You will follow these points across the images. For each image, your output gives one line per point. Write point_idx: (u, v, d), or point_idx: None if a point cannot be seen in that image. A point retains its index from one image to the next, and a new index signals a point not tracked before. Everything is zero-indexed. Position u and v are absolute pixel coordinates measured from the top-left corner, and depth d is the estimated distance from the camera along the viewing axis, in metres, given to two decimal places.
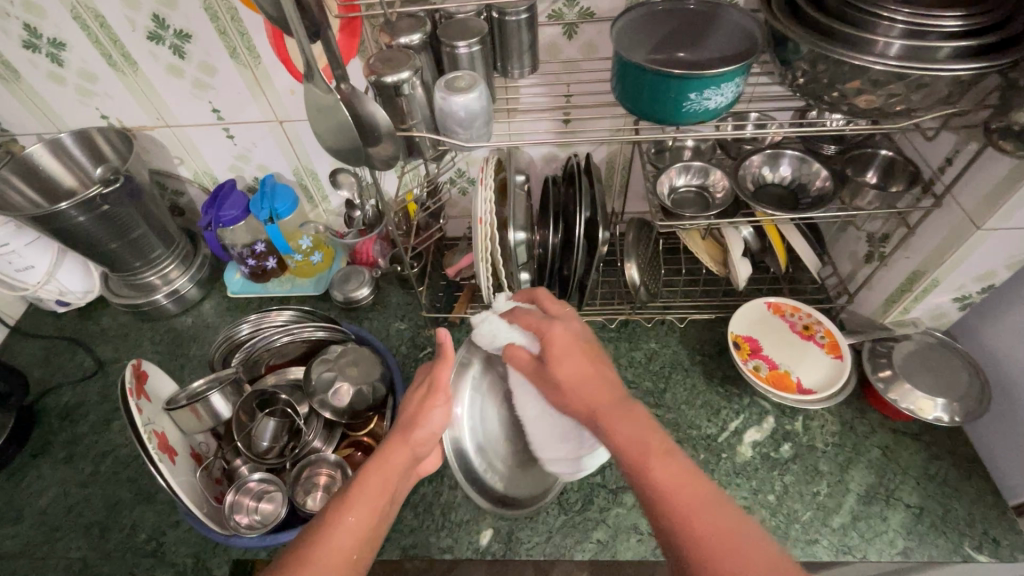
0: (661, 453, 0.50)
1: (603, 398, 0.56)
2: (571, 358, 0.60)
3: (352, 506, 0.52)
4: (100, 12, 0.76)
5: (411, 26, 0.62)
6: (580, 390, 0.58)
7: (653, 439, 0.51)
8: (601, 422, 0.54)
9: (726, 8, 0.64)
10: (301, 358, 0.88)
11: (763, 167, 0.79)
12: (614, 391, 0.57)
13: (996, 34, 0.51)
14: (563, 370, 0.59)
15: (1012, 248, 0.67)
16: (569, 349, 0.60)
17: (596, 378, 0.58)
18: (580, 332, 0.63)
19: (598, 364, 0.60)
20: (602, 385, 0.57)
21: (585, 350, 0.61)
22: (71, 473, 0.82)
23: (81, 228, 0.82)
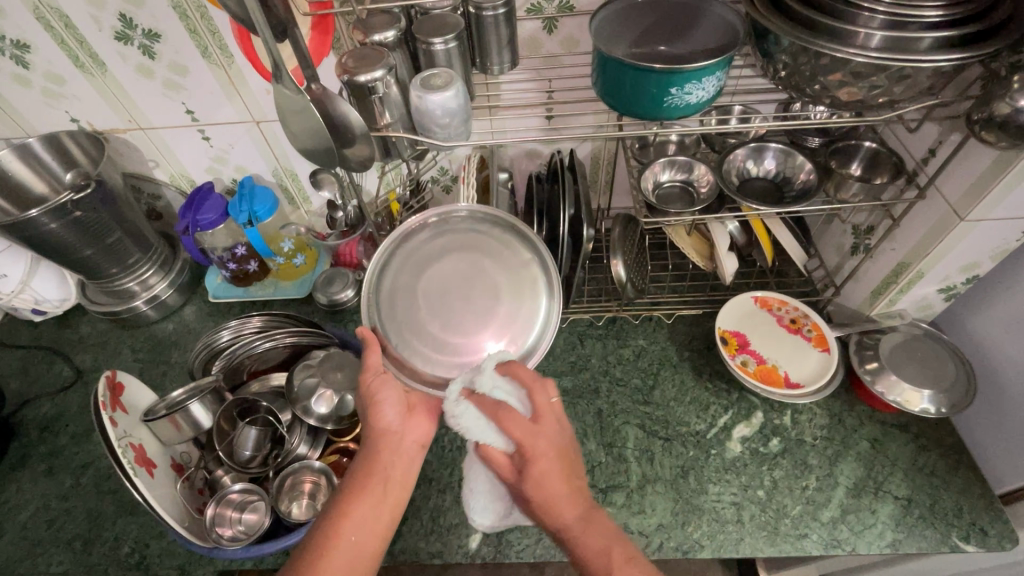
0: (626, 564, 0.51)
1: (574, 514, 0.54)
2: (553, 474, 0.54)
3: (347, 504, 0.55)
4: (65, 12, 0.74)
5: (385, 22, 0.60)
6: (552, 508, 0.54)
7: (618, 554, 0.51)
8: (567, 541, 0.53)
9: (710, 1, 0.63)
10: (284, 364, 0.86)
11: (747, 161, 0.79)
12: (581, 503, 0.55)
13: (978, 24, 0.50)
14: (546, 495, 0.54)
15: (996, 239, 0.66)
16: (553, 463, 0.55)
17: (574, 493, 0.55)
18: (563, 434, 0.57)
19: (574, 472, 0.56)
20: (575, 500, 0.54)
21: (565, 463, 0.56)
22: (51, 486, 0.80)
23: (54, 235, 0.80)
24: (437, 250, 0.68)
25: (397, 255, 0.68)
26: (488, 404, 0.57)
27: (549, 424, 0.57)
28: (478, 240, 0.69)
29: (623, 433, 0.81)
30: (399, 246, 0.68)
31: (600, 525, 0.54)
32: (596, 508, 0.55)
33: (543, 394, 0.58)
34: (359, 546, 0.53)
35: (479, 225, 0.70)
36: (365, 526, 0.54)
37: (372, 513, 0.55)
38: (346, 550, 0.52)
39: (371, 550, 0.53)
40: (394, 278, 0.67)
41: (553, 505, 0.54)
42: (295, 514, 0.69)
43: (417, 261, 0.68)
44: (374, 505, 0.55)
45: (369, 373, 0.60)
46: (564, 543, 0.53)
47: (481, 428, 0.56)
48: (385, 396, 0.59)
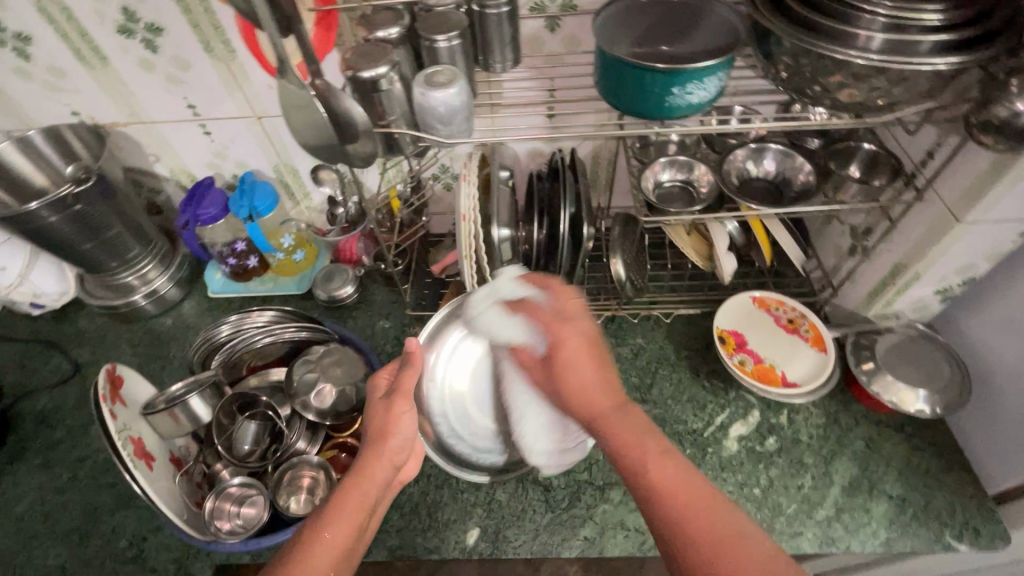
0: (659, 454, 0.51)
1: (604, 402, 0.56)
2: (579, 359, 0.58)
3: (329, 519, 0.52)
4: (67, 5, 0.74)
5: (389, 19, 0.60)
6: (580, 394, 0.56)
7: (648, 441, 0.52)
8: (601, 427, 0.55)
9: (715, 2, 0.63)
10: (283, 359, 0.86)
11: (746, 161, 0.79)
12: (613, 395, 0.56)
13: (976, 29, 0.51)
14: (568, 371, 0.58)
15: (992, 241, 0.67)
16: (577, 350, 0.59)
17: (601, 378, 0.57)
18: (590, 325, 0.61)
19: (602, 360, 0.59)
20: (602, 386, 0.57)
21: (590, 349, 0.59)
22: (49, 479, 0.80)
23: (53, 228, 0.80)
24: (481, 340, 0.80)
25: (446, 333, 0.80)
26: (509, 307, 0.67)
27: (570, 321, 0.61)
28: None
29: None
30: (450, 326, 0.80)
31: (632, 414, 0.54)
32: (627, 401, 0.56)
33: (566, 296, 0.64)
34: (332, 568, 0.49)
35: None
36: (343, 554, 0.50)
37: (352, 542, 0.52)
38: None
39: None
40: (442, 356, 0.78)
41: (581, 390, 0.57)
42: (293, 509, 0.69)
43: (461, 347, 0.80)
44: (355, 534, 0.52)
45: (405, 399, 0.61)
46: (596, 427, 0.55)
47: (510, 329, 0.65)
48: (403, 423, 0.60)
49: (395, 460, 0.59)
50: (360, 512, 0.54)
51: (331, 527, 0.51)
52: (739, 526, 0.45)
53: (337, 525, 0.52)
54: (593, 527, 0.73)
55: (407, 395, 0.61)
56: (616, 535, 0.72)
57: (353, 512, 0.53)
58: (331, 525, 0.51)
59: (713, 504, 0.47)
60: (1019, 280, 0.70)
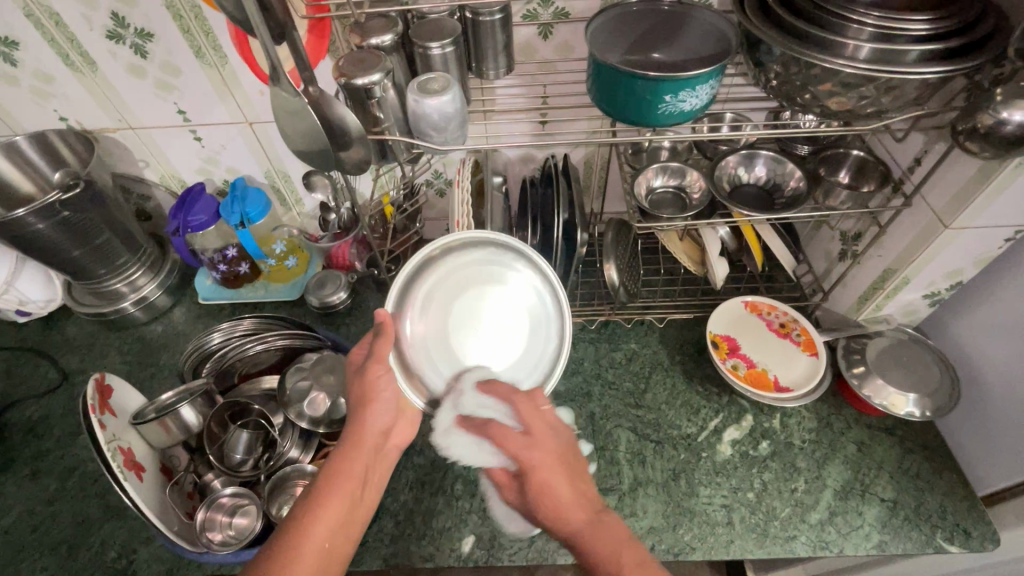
0: (639, 566, 0.49)
1: (581, 518, 0.54)
2: (551, 479, 0.57)
3: (321, 501, 0.53)
4: (55, 10, 0.73)
5: (382, 26, 0.60)
6: (560, 511, 0.55)
7: (627, 555, 0.50)
8: (580, 547, 0.53)
9: (694, 8, 0.64)
10: (275, 367, 0.85)
11: (738, 167, 0.80)
12: (586, 509, 0.55)
13: (962, 38, 0.52)
14: (547, 493, 0.56)
15: (977, 247, 0.68)
16: (548, 467, 0.58)
17: (578, 496, 0.56)
18: (557, 439, 0.61)
19: (576, 475, 0.58)
20: (578, 502, 0.55)
21: (564, 467, 0.58)
22: (36, 490, 0.79)
23: (40, 235, 0.79)
24: (454, 283, 0.70)
25: (407, 298, 0.68)
26: (477, 426, 0.64)
27: (533, 436, 0.60)
28: (483, 274, 0.71)
29: (615, 436, 0.82)
30: (409, 285, 0.68)
31: (609, 526, 0.53)
32: (603, 511, 0.55)
33: (531, 403, 0.63)
34: (330, 549, 0.51)
35: (485, 253, 0.70)
36: (340, 524, 0.53)
37: (348, 511, 0.54)
38: (323, 546, 0.51)
39: (345, 551, 0.52)
40: (410, 320, 0.68)
41: (560, 511, 0.55)
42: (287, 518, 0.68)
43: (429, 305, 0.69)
44: (350, 503, 0.55)
45: (378, 364, 0.62)
46: (576, 550, 0.53)
47: (480, 454, 0.62)
48: (383, 390, 0.61)
49: (380, 426, 0.61)
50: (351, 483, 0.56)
51: (322, 501, 0.53)
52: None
53: (328, 500, 0.54)
54: None
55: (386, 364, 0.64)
56: None
57: (343, 486, 0.55)
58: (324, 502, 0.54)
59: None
60: (1008, 286, 0.71)
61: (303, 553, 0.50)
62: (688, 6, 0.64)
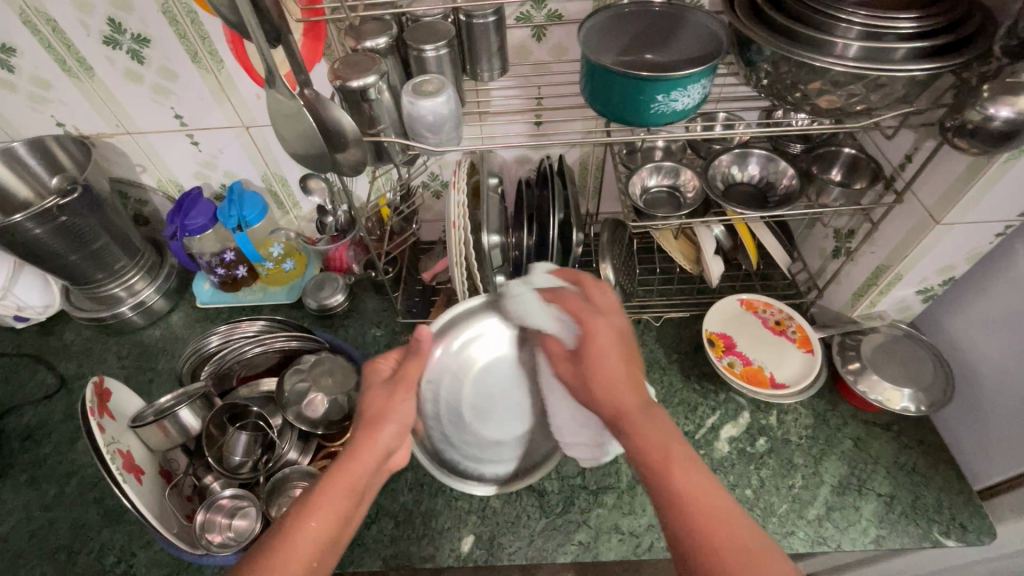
0: (684, 463, 0.51)
1: (633, 403, 0.57)
2: (606, 356, 0.61)
3: (312, 512, 0.51)
4: (51, 16, 0.73)
5: (377, 29, 0.61)
6: (607, 388, 0.59)
7: (674, 449, 0.52)
8: (623, 425, 0.56)
9: (688, 9, 0.65)
10: (273, 369, 0.85)
11: (731, 167, 0.81)
12: (638, 396, 0.58)
13: (948, 36, 0.53)
14: (600, 368, 0.60)
15: (969, 242, 0.69)
16: (607, 346, 0.62)
17: (635, 385, 0.59)
18: (620, 321, 0.64)
19: (631, 358, 0.62)
20: (629, 385, 0.59)
21: (621, 349, 0.62)
22: (35, 496, 0.79)
23: (38, 240, 0.79)
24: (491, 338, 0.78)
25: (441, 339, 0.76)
26: (548, 297, 0.68)
27: (593, 313, 0.64)
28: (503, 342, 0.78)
29: None
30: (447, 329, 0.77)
31: (657, 418, 0.56)
32: (655, 405, 0.57)
33: (600, 290, 0.66)
34: (315, 564, 0.49)
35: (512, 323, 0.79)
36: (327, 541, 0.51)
37: (339, 528, 0.52)
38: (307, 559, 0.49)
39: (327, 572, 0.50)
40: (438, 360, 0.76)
41: (611, 387, 0.59)
42: None
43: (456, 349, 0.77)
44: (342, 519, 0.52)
45: (402, 386, 0.62)
46: (622, 425, 0.56)
47: (541, 316, 0.68)
48: (399, 409, 0.60)
49: (385, 442, 0.58)
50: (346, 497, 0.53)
51: (314, 514, 0.51)
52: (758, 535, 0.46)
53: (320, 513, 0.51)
54: (588, 531, 0.73)
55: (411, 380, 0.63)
56: (611, 539, 0.72)
57: (338, 497, 0.53)
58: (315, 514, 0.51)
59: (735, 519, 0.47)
60: (1000, 281, 0.72)
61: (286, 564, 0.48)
62: (677, 8, 0.65)
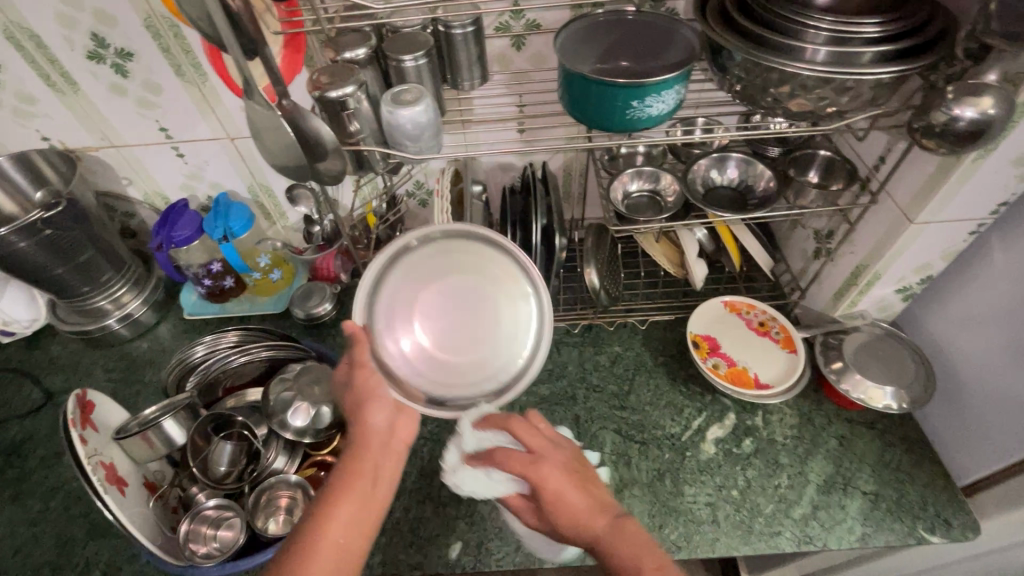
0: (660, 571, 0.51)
1: (601, 523, 0.55)
2: (567, 494, 0.56)
3: (333, 501, 0.54)
4: (36, 32, 0.74)
5: (355, 40, 0.62)
6: (570, 518, 0.55)
7: (647, 560, 0.52)
8: (603, 553, 0.54)
9: (680, 25, 0.67)
10: (259, 379, 0.84)
11: (711, 170, 0.82)
12: (602, 513, 0.56)
13: (912, 39, 0.54)
14: (562, 509, 0.56)
15: (944, 240, 0.70)
16: (562, 486, 0.57)
17: (594, 506, 0.56)
18: (564, 454, 0.61)
19: (586, 485, 0.58)
20: (591, 508, 0.56)
21: (579, 477, 0.59)
22: (19, 511, 0.78)
23: (22, 254, 0.79)
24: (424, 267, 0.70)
25: (391, 269, 0.69)
26: (482, 459, 0.65)
27: (549, 452, 0.60)
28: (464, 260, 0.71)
29: (600, 439, 0.82)
30: (397, 257, 0.69)
31: (630, 531, 0.55)
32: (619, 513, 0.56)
33: (529, 429, 0.62)
34: (344, 548, 0.52)
35: (444, 241, 0.71)
36: (354, 525, 0.53)
37: (363, 511, 0.54)
38: (335, 545, 0.51)
39: (357, 551, 0.52)
40: (390, 290, 0.69)
41: (580, 521, 0.55)
42: (272, 530, 0.68)
43: (410, 274, 0.70)
44: (362, 502, 0.55)
45: (363, 367, 0.61)
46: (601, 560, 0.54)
47: (489, 485, 0.64)
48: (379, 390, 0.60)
49: (381, 424, 0.59)
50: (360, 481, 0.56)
51: (336, 504, 0.54)
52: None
53: (338, 503, 0.54)
54: None
55: (365, 360, 0.62)
56: None
57: (354, 486, 0.55)
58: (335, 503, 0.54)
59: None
60: (976, 280, 0.73)
61: (317, 552, 0.50)
62: (648, 15, 0.67)
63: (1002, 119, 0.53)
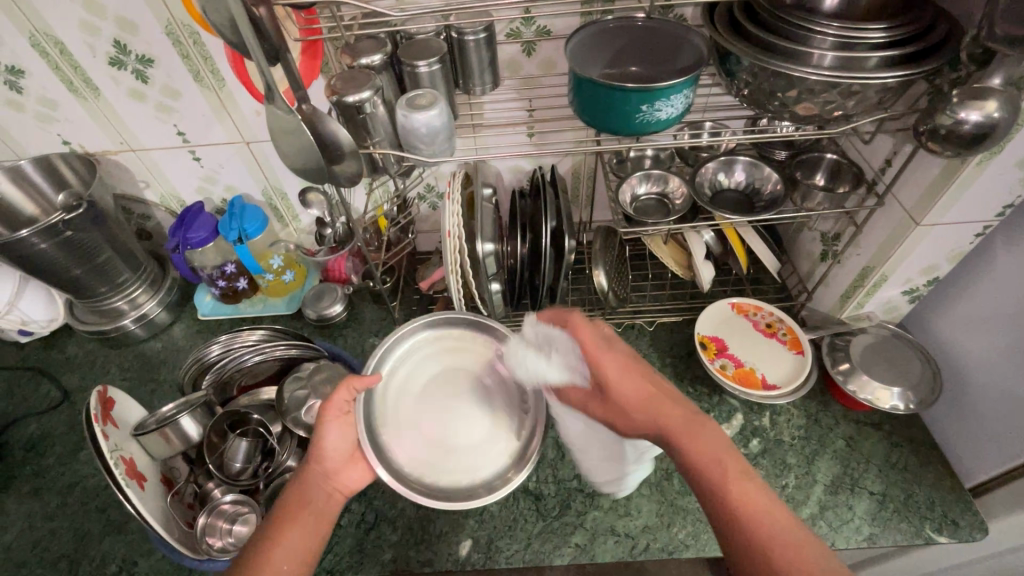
0: (739, 475, 0.51)
1: (673, 418, 0.56)
2: (626, 376, 0.59)
3: (281, 530, 0.57)
4: (60, 39, 0.76)
5: (372, 47, 0.63)
6: (640, 408, 0.57)
7: (729, 462, 0.52)
8: (675, 443, 0.55)
9: (693, 34, 0.66)
10: (274, 377, 0.85)
11: (718, 173, 0.83)
12: (681, 409, 0.57)
13: (917, 44, 0.55)
14: (628, 385, 0.59)
15: (950, 241, 0.71)
16: (622, 365, 0.60)
17: (661, 399, 0.58)
18: (627, 347, 0.63)
19: (654, 379, 0.60)
20: (657, 400, 0.57)
21: (640, 370, 0.60)
22: (38, 506, 0.80)
23: (43, 255, 0.81)
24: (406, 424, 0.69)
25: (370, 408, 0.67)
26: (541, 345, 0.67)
27: (602, 350, 0.61)
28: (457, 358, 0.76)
29: None
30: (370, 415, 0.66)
31: (707, 426, 0.55)
32: (701, 414, 0.57)
33: (588, 326, 0.63)
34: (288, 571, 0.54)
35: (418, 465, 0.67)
36: (299, 550, 0.56)
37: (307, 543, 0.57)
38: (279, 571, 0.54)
39: None
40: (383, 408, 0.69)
41: (644, 408, 0.57)
42: None
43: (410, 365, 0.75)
44: (304, 535, 0.57)
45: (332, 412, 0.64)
46: (667, 441, 0.56)
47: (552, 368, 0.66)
48: (333, 435, 0.64)
49: (330, 465, 0.64)
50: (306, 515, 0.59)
51: (282, 531, 0.57)
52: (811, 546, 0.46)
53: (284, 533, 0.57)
54: (584, 534, 0.74)
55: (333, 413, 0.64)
56: (606, 541, 0.73)
57: (299, 521, 0.58)
58: (279, 536, 0.57)
59: (795, 539, 0.46)
60: (983, 282, 0.73)
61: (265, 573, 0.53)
62: (658, 23, 0.67)
63: (1006, 121, 0.54)
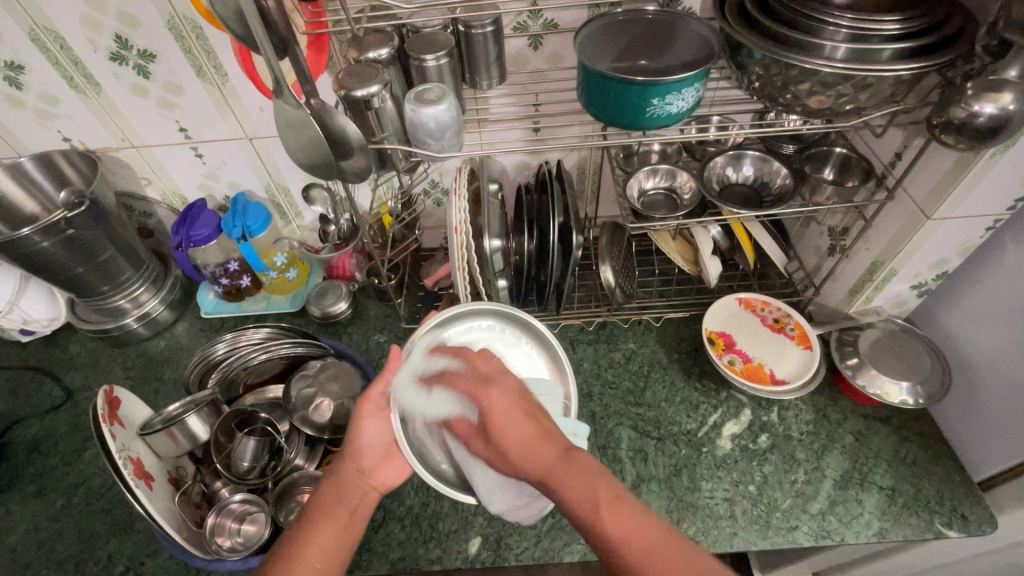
0: (614, 501, 0.49)
1: (551, 458, 0.51)
2: (512, 421, 0.52)
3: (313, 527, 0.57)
4: (61, 34, 0.75)
5: (379, 40, 0.63)
6: (524, 458, 0.51)
7: (601, 492, 0.49)
8: (552, 486, 0.50)
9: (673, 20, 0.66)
10: (279, 376, 0.86)
11: (726, 168, 0.83)
12: (554, 447, 0.51)
13: (932, 36, 0.55)
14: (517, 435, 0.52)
15: (961, 236, 0.71)
16: (507, 410, 0.53)
17: (543, 440, 0.52)
18: (515, 381, 0.56)
19: (537, 416, 0.54)
20: (541, 445, 0.51)
21: (522, 411, 0.53)
22: (43, 506, 0.79)
23: (45, 253, 0.80)
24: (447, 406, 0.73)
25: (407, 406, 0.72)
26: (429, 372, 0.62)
27: (483, 390, 0.55)
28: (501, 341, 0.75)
29: (616, 435, 0.83)
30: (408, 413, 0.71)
31: (579, 463, 0.51)
32: (571, 447, 0.52)
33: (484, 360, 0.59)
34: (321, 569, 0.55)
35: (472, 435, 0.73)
36: (332, 548, 0.56)
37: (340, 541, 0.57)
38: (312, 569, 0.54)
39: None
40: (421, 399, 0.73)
41: (525, 454, 0.51)
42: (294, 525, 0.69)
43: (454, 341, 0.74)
44: (337, 531, 0.58)
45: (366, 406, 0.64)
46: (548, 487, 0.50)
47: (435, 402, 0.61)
48: (368, 432, 0.64)
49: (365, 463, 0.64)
50: (340, 513, 0.59)
51: (314, 528, 0.57)
52: (688, 546, 0.47)
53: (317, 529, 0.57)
54: None
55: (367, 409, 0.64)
56: None
57: (333, 518, 0.59)
58: (313, 532, 0.57)
59: (672, 551, 0.46)
60: (991, 277, 0.73)
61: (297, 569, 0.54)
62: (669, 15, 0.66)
63: (1021, 115, 0.53)
